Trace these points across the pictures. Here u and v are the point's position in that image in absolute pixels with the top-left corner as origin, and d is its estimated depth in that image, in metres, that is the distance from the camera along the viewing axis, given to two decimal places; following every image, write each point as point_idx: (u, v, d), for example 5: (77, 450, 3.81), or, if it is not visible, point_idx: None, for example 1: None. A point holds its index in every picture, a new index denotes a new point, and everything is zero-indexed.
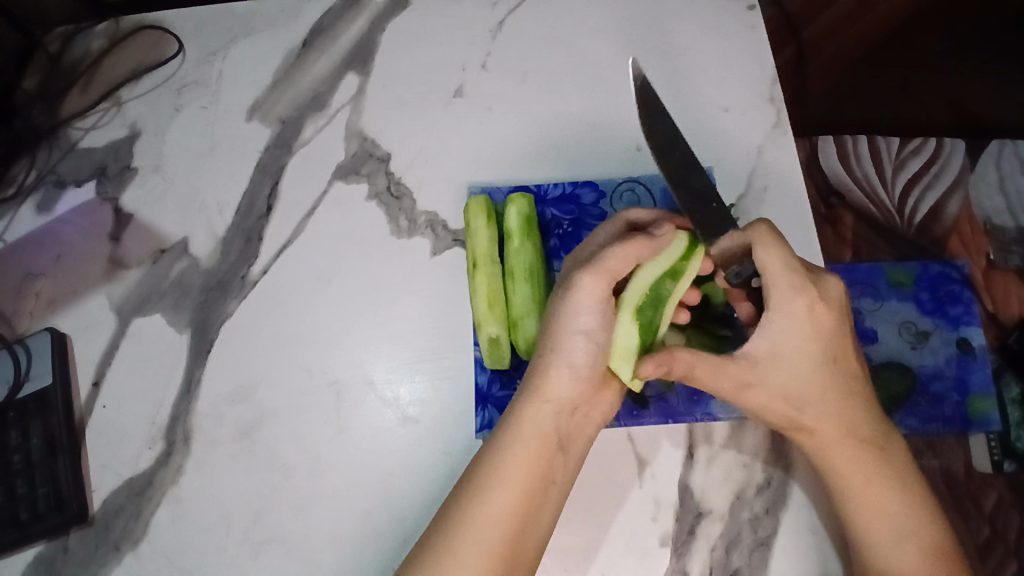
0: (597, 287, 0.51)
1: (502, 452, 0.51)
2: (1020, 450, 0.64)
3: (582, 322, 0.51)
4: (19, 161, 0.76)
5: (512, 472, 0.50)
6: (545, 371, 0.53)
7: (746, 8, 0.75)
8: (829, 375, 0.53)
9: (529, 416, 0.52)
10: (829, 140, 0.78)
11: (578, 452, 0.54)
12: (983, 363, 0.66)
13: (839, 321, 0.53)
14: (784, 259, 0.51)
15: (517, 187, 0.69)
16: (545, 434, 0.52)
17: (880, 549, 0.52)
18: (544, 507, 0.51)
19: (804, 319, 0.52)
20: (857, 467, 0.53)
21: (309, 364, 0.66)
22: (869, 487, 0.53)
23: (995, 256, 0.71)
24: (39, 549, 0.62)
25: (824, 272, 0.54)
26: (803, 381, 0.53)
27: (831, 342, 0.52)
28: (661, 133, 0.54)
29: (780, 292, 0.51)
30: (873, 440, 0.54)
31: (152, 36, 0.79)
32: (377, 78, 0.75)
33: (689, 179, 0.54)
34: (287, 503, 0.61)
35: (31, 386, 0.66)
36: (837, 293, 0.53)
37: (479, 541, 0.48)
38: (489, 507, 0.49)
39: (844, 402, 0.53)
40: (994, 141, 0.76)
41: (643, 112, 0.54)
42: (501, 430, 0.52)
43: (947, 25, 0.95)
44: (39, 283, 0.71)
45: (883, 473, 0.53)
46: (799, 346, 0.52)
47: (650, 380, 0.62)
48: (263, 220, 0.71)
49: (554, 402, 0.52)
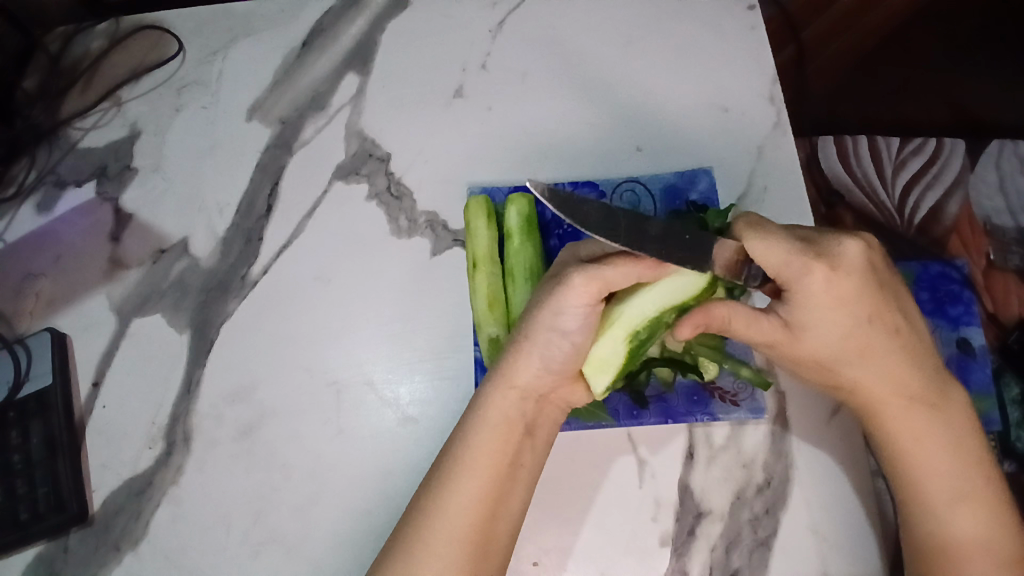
0: (587, 289, 0.50)
1: (470, 439, 0.51)
2: (1020, 450, 0.64)
3: (563, 318, 0.51)
4: (19, 161, 0.76)
5: (481, 458, 0.50)
6: (514, 359, 0.53)
7: (746, 8, 0.74)
8: (869, 335, 0.50)
9: (497, 403, 0.52)
10: (829, 140, 0.78)
11: (545, 436, 0.55)
12: (983, 362, 0.66)
13: (865, 281, 0.49)
14: (780, 243, 0.48)
15: (517, 187, 0.69)
16: (512, 420, 0.52)
17: (936, 513, 0.51)
18: (514, 491, 0.52)
19: (826, 292, 0.48)
20: (899, 424, 0.51)
21: (309, 364, 0.66)
22: (921, 446, 0.51)
23: (995, 256, 0.71)
24: (38, 549, 0.62)
25: (838, 236, 0.49)
26: (839, 342, 0.51)
27: (862, 305, 0.49)
28: (593, 216, 0.47)
29: (788, 275, 0.48)
30: (920, 398, 0.51)
31: (153, 36, 0.80)
32: (377, 78, 0.75)
33: (646, 229, 0.48)
34: (286, 503, 0.61)
35: (31, 386, 0.66)
36: (856, 256, 0.48)
37: (450, 528, 0.48)
38: (460, 495, 0.49)
39: (888, 359, 0.51)
40: (995, 141, 0.76)
41: (562, 209, 0.47)
42: (471, 415, 0.52)
43: (945, 25, 0.95)
44: (39, 283, 0.71)
45: (937, 431, 0.51)
46: (828, 316, 0.50)
47: (650, 380, 0.61)
48: (263, 220, 0.71)
49: (520, 390, 0.52)
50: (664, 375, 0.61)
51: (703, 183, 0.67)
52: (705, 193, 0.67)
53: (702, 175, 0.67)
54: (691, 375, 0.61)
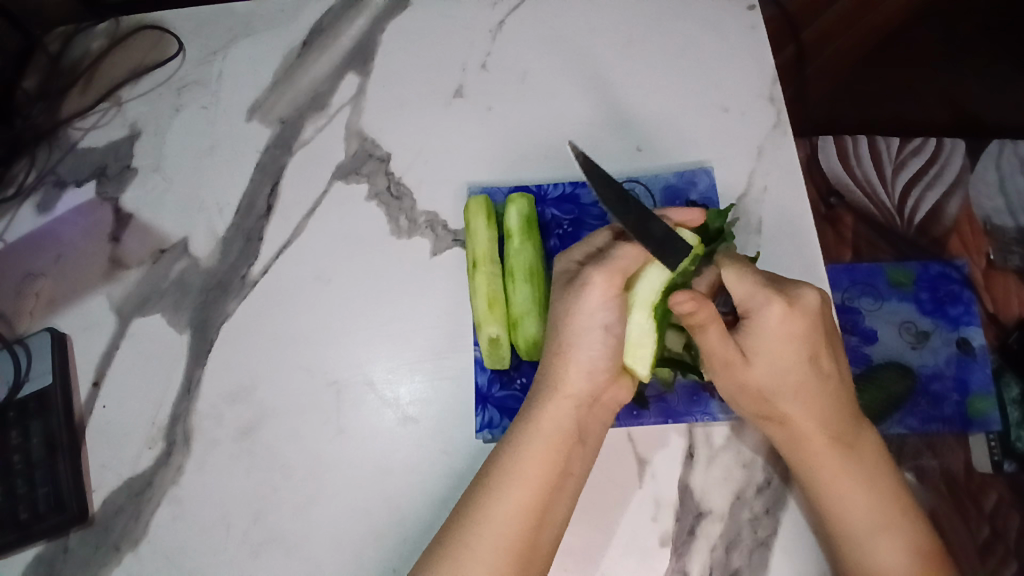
0: (609, 284, 0.52)
1: (519, 446, 0.51)
2: (1020, 450, 0.64)
3: (595, 318, 0.53)
4: (19, 161, 0.76)
5: (532, 466, 0.50)
6: (564, 367, 0.53)
7: (746, 8, 0.74)
8: (804, 378, 0.53)
9: (550, 412, 0.52)
10: (829, 140, 0.77)
11: (595, 442, 0.55)
12: (983, 362, 0.67)
13: (816, 326, 0.52)
14: (748, 275, 0.53)
15: (517, 187, 0.69)
16: (564, 429, 0.52)
17: (859, 540, 0.53)
18: (562, 500, 0.52)
19: (774, 329, 0.52)
20: (826, 459, 0.54)
21: (309, 364, 0.66)
22: (842, 481, 0.53)
23: (995, 256, 0.71)
24: (38, 549, 0.62)
25: (799, 282, 0.53)
26: (779, 375, 0.53)
27: (804, 347, 0.52)
28: (613, 190, 0.53)
29: (750, 304, 0.52)
30: (842, 439, 0.54)
31: (152, 36, 0.80)
32: (377, 78, 0.75)
33: (650, 228, 0.52)
34: (287, 503, 0.61)
35: (31, 386, 0.66)
36: (813, 302, 0.52)
37: (498, 534, 0.48)
38: (508, 503, 0.49)
39: (818, 401, 0.54)
40: (994, 142, 0.76)
41: (590, 179, 0.52)
42: (519, 425, 0.53)
43: (946, 27, 0.95)
44: (39, 283, 0.71)
45: (861, 473, 0.53)
46: (772, 351, 0.53)
47: (650, 380, 0.62)
48: (263, 220, 0.71)
49: (573, 396, 0.53)
50: (664, 375, 0.62)
51: (703, 182, 0.68)
52: (706, 193, 0.67)
53: (702, 175, 0.68)
54: (691, 375, 0.62)
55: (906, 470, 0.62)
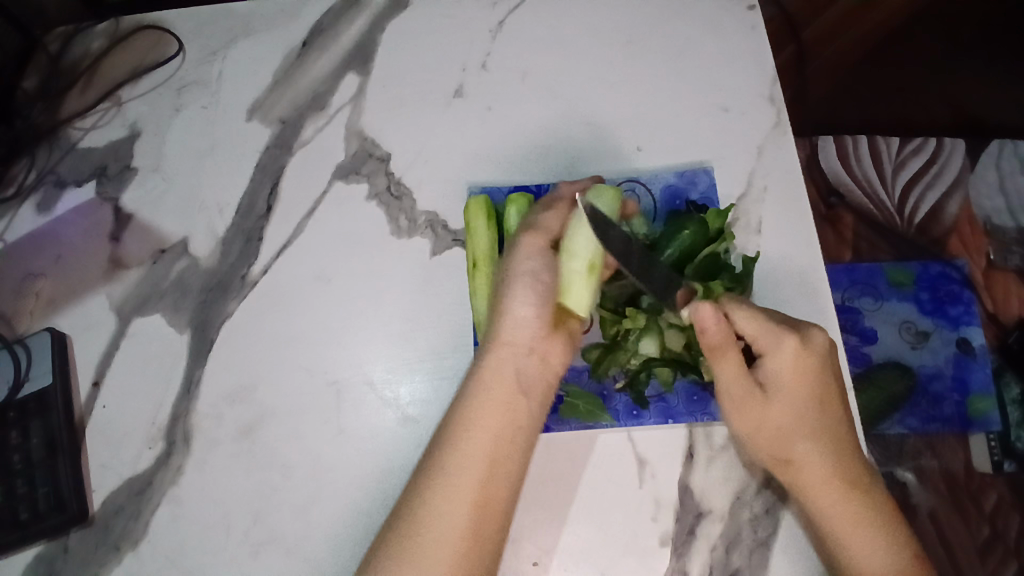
0: (535, 241, 0.56)
1: (470, 398, 0.53)
2: (1020, 450, 0.65)
3: (526, 267, 0.55)
4: (19, 161, 0.76)
5: (480, 413, 0.52)
6: (501, 320, 0.55)
7: (746, 8, 0.74)
8: (814, 414, 0.54)
9: (496, 363, 0.54)
10: (829, 140, 0.77)
11: (542, 396, 0.55)
12: (983, 362, 0.68)
13: (823, 364, 0.54)
14: (762, 317, 0.53)
15: (517, 187, 0.69)
16: (508, 378, 0.53)
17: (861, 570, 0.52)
18: (518, 450, 0.52)
19: (790, 368, 0.53)
20: (828, 492, 0.53)
21: (309, 364, 0.66)
22: (848, 515, 0.53)
23: (995, 256, 0.72)
24: (38, 549, 0.62)
25: (807, 323, 0.55)
26: (793, 412, 0.54)
27: (814, 384, 0.54)
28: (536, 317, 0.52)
29: (765, 343, 0.54)
30: (846, 475, 0.53)
31: (152, 36, 0.79)
32: (377, 78, 0.75)
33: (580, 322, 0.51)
34: (287, 503, 0.61)
35: (31, 386, 0.66)
36: (821, 344, 0.53)
37: (454, 481, 0.49)
38: (460, 451, 0.50)
39: (822, 433, 0.54)
40: (994, 142, 0.76)
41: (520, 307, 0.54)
42: (468, 379, 0.54)
43: (946, 27, 0.95)
44: (39, 283, 0.71)
45: (862, 504, 0.53)
46: (793, 389, 0.54)
47: (650, 380, 0.61)
48: (263, 220, 0.71)
49: (511, 346, 0.55)
50: (664, 375, 0.61)
51: (703, 182, 0.68)
52: (705, 193, 0.67)
53: (702, 175, 0.68)
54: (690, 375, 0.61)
55: (905, 471, 0.64)
